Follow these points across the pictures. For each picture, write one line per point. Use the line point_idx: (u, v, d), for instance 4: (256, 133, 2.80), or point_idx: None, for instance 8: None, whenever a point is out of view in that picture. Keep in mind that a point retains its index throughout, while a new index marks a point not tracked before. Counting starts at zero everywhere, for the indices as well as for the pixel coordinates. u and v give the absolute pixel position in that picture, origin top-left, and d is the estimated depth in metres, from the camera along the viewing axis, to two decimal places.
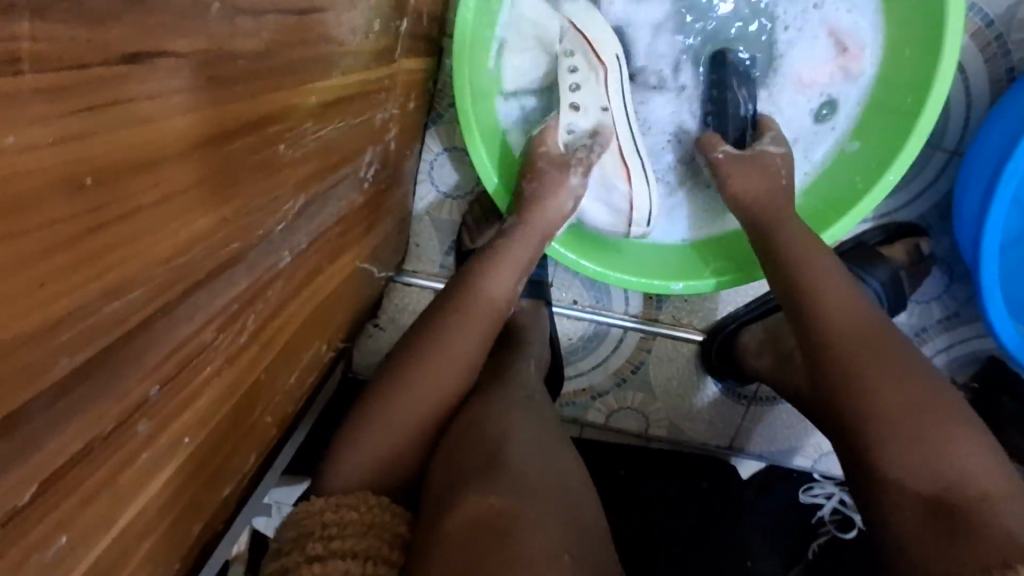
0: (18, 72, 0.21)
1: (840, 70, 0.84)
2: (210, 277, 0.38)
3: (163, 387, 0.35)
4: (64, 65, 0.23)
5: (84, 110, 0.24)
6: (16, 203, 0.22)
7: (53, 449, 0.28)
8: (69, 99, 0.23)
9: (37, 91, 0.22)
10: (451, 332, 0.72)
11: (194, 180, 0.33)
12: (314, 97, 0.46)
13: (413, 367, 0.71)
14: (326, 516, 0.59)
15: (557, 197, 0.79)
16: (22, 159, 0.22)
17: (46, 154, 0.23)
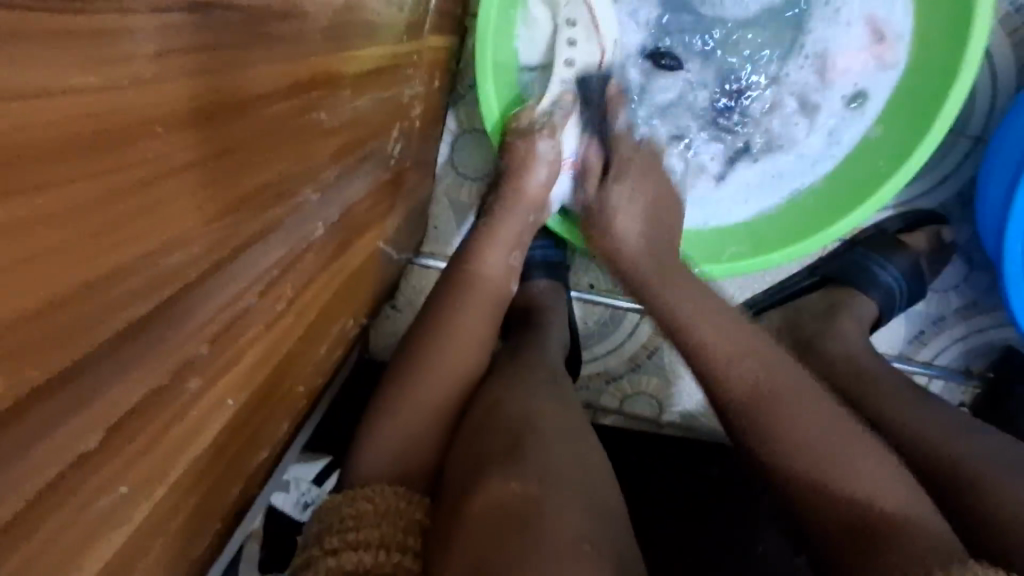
0: (108, 11, 0.23)
1: (872, 60, 0.81)
2: (255, 238, 0.38)
3: (210, 345, 0.36)
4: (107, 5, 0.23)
5: (156, 54, 0.26)
6: (103, 140, 0.24)
7: (116, 396, 0.28)
8: (144, 42, 0.25)
9: (121, 32, 0.24)
10: (456, 312, 0.72)
11: (243, 138, 0.33)
12: (353, 65, 0.46)
13: (433, 345, 0.70)
14: (343, 509, 0.59)
15: (530, 168, 0.79)
16: (109, 97, 0.24)
17: (130, 94, 0.25)
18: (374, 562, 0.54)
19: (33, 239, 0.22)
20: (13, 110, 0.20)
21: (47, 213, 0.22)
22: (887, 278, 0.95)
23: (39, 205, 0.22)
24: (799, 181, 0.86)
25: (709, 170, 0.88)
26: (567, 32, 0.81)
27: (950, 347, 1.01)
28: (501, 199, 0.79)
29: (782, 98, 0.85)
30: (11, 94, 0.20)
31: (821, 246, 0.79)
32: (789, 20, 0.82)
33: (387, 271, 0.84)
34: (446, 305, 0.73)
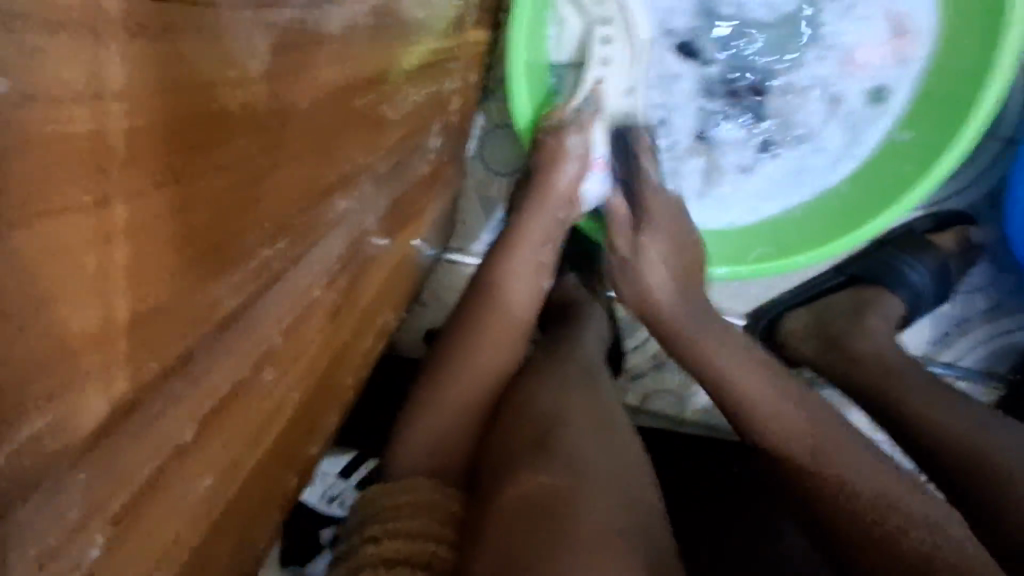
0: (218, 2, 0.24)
1: (892, 54, 0.77)
2: (325, 231, 0.38)
3: (286, 336, 0.36)
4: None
5: (262, 45, 0.26)
6: (214, 129, 0.24)
7: (212, 386, 0.29)
8: (245, 33, 0.25)
9: (230, 23, 0.24)
10: (485, 311, 0.70)
11: (324, 132, 0.33)
12: (410, 59, 0.46)
13: (467, 341, 0.69)
14: (381, 500, 0.60)
15: (558, 162, 0.73)
16: (221, 87, 0.24)
17: (241, 84, 0.26)
18: (411, 552, 0.54)
19: (159, 235, 0.23)
20: (146, 100, 0.21)
21: (171, 205, 0.23)
22: (915, 278, 0.94)
23: (163, 193, 0.22)
24: (822, 179, 0.81)
25: (730, 168, 0.84)
26: (602, 30, 0.78)
27: (974, 350, 1.00)
28: (529, 199, 0.74)
29: (800, 93, 0.81)
30: (146, 85, 0.21)
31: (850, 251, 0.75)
32: (806, 14, 0.78)
33: (420, 266, 0.84)
34: (478, 302, 0.71)
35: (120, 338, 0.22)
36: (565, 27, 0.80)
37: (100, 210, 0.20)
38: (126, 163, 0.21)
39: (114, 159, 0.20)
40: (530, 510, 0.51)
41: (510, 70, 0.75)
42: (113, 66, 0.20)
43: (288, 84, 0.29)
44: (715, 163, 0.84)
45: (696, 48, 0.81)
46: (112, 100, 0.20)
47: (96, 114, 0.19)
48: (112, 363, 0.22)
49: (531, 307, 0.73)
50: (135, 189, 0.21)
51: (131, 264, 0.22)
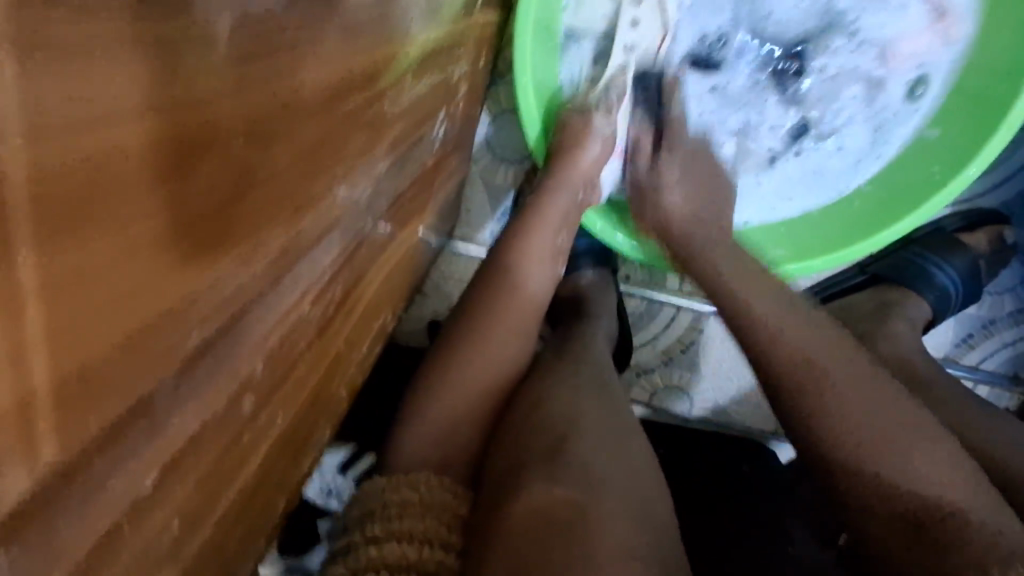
0: (190, 10, 0.20)
1: (936, 39, 0.70)
2: (314, 244, 0.35)
3: (267, 362, 0.33)
4: (160, 10, 0.19)
5: (242, 56, 0.23)
6: (180, 160, 0.21)
7: (176, 431, 0.26)
8: (228, 40, 0.22)
9: (203, 35, 0.21)
10: (494, 299, 0.64)
11: (306, 145, 0.29)
12: (413, 51, 0.43)
13: (482, 335, 0.62)
14: (387, 495, 0.54)
15: (583, 142, 0.69)
16: (193, 112, 0.21)
17: (217, 104, 0.22)
18: (417, 558, 0.49)
19: (103, 286, 0.19)
20: (61, 147, 0.17)
21: (104, 260, 0.19)
22: (943, 281, 0.89)
23: (115, 242, 0.19)
24: (846, 176, 0.76)
25: (755, 160, 0.78)
26: (631, 11, 0.72)
27: (1001, 353, 0.95)
28: (550, 177, 0.68)
29: (831, 85, 0.75)
30: (61, 127, 0.17)
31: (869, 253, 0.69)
32: (841, 2, 0.71)
33: (423, 258, 0.81)
34: (486, 292, 0.64)
35: (42, 414, 0.18)
36: None
37: (10, 279, 0.16)
38: (36, 224, 0.16)
39: (19, 218, 0.16)
40: (539, 531, 0.45)
41: (518, 70, 0.66)
42: (21, 108, 0.16)
43: (267, 87, 0.25)
44: (737, 159, 0.78)
45: (712, 53, 0.75)
46: (14, 154, 0.16)
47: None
48: (35, 443, 0.18)
49: (545, 296, 0.67)
50: (52, 249, 0.17)
51: (49, 332, 0.18)
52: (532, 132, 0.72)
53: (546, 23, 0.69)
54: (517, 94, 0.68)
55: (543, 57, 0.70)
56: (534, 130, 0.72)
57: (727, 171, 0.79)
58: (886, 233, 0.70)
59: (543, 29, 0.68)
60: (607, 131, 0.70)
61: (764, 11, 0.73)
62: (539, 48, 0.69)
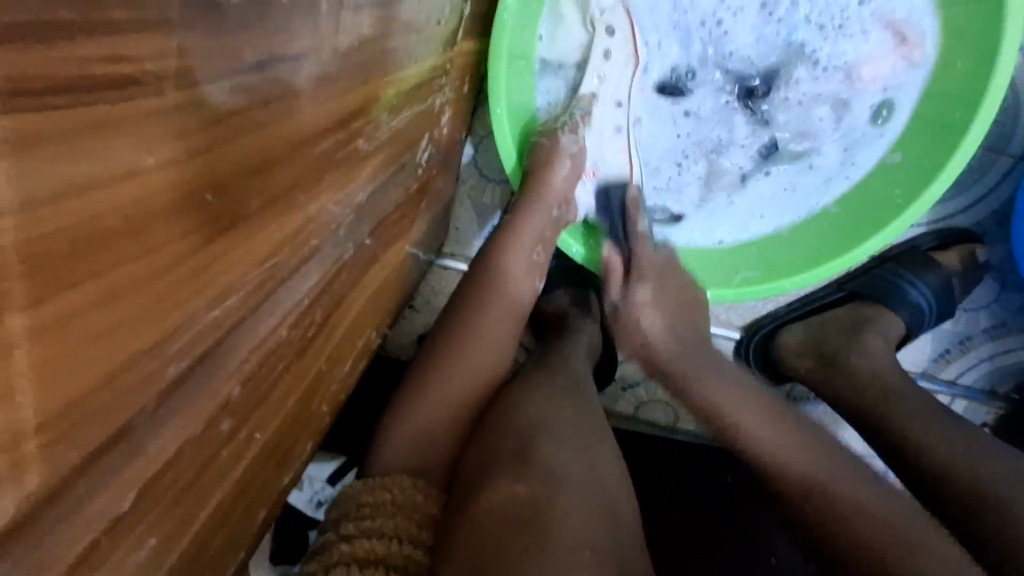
0: (162, 91, 0.21)
1: (899, 62, 0.74)
2: (292, 273, 0.37)
3: (245, 385, 0.35)
4: (128, 87, 0.20)
5: (219, 120, 0.24)
6: (151, 217, 0.23)
7: (155, 451, 0.28)
8: (207, 111, 0.24)
9: (178, 107, 0.22)
10: (469, 314, 0.66)
11: (283, 183, 0.31)
12: (391, 89, 0.45)
13: (461, 347, 0.65)
14: (362, 497, 0.57)
15: (552, 162, 0.71)
16: (161, 174, 0.22)
17: (183, 168, 0.23)
18: (385, 552, 0.51)
19: (80, 328, 0.21)
20: (47, 210, 0.19)
21: (73, 309, 0.21)
22: (915, 296, 0.91)
23: (82, 296, 0.21)
24: (816, 197, 0.79)
25: (728, 180, 0.81)
26: (604, 41, 0.74)
27: (977, 368, 0.96)
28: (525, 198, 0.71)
29: (800, 109, 0.78)
30: (46, 199, 0.18)
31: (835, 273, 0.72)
32: (802, 33, 0.76)
33: (411, 276, 0.83)
34: (466, 305, 0.67)
35: (29, 439, 0.21)
36: (563, 27, 0.75)
37: None
38: (26, 277, 0.18)
39: (11, 276, 0.18)
40: (504, 526, 0.48)
41: (492, 96, 0.70)
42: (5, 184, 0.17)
43: (239, 143, 0.26)
44: (712, 179, 0.82)
45: (680, 82, 0.79)
46: (4, 221, 0.17)
47: None
48: (23, 469, 0.21)
49: (521, 311, 0.69)
50: (45, 296, 0.19)
51: (30, 370, 0.20)
52: (509, 157, 0.75)
53: (519, 54, 0.72)
54: (493, 122, 0.71)
55: (518, 85, 0.74)
56: (512, 156, 0.75)
57: (703, 191, 0.82)
58: (852, 256, 0.73)
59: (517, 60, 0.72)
60: (573, 149, 0.73)
61: (726, 49, 0.77)
62: (512, 75, 0.72)
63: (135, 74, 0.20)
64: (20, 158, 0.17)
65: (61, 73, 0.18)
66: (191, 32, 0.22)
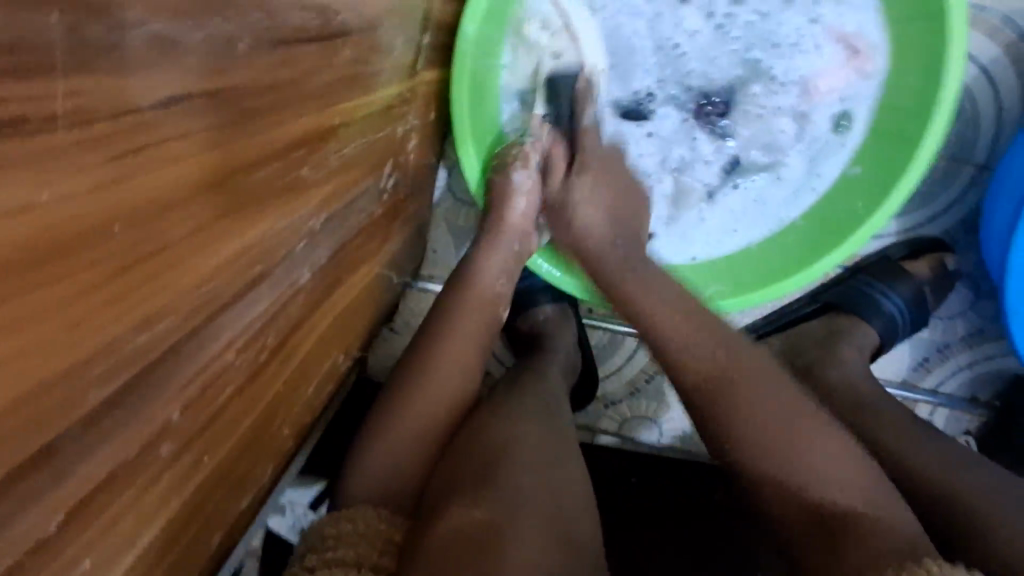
0: (55, 129, 0.21)
1: (852, 74, 0.76)
2: (233, 300, 0.38)
3: (185, 410, 0.36)
4: (17, 130, 0.20)
5: (119, 157, 0.24)
6: (52, 252, 0.22)
7: (82, 475, 0.29)
8: (104, 149, 0.24)
9: (75, 145, 0.22)
10: (437, 342, 0.67)
11: (212, 211, 0.32)
12: (338, 119, 0.47)
13: (428, 375, 0.66)
14: (325, 530, 0.57)
15: (507, 200, 0.72)
16: (57, 212, 0.22)
17: (82, 204, 0.23)
18: None
19: None
20: None
21: None
22: (890, 307, 0.90)
23: None
24: (782, 210, 0.80)
25: (697, 196, 0.82)
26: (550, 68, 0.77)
27: (956, 376, 0.94)
28: (485, 234, 0.72)
29: (761, 123, 0.80)
30: None
31: (802, 285, 0.74)
32: (760, 49, 0.77)
33: (385, 299, 0.84)
34: (436, 329, 0.68)
35: None
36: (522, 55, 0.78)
37: None
38: None
39: None
40: (459, 552, 0.48)
41: (455, 126, 0.72)
42: None
43: (148, 175, 0.26)
44: (681, 196, 0.83)
45: (641, 104, 0.81)
46: None
47: None
48: None
49: (486, 336, 0.70)
50: None
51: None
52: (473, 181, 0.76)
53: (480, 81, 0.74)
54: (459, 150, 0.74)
55: (480, 110, 0.76)
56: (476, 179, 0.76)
57: (671, 208, 0.83)
58: (816, 267, 0.74)
59: (478, 87, 0.74)
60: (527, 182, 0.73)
61: (686, 69, 0.79)
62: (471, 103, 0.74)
63: (23, 115, 0.20)
64: None
65: None
66: (92, 72, 0.22)
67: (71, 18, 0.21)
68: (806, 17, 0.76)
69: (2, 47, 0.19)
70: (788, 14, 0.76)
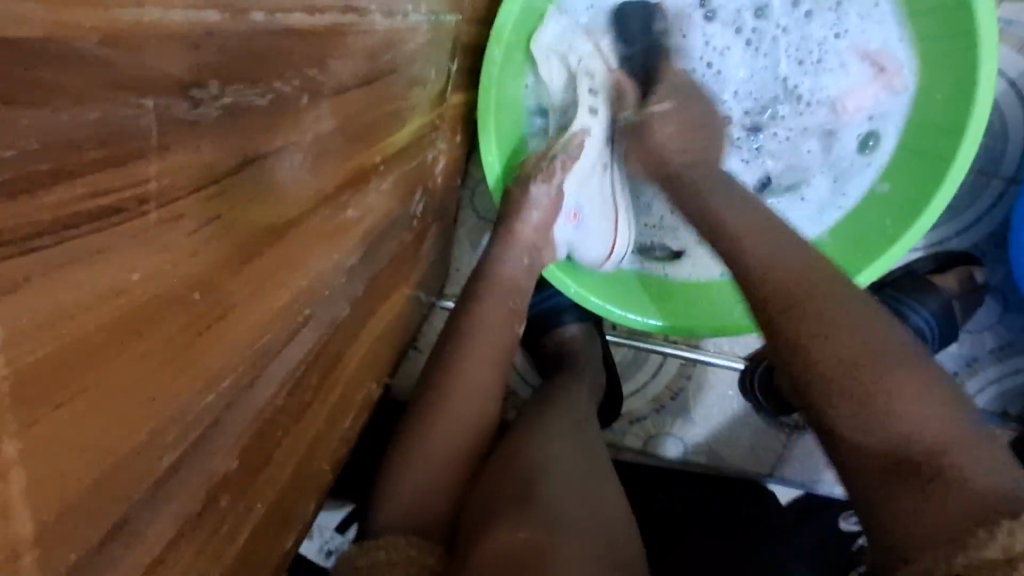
0: (145, 212, 0.22)
1: (881, 91, 0.75)
2: (285, 344, 0.38)
3: (241, 460, 0.36)
4: (110, 217, 0.20)
5: (197, 229, 0.25)
6: (135, 326, 0.23)
7: (152, 538, 0.29)
8: (185, 223, 0.24)
9: (159, 223, 0.23)
10: (461, 367, 0.66)
11: (272, 267, 0.32)
12: (379, 155, 0.46)
13: (452, 395, 0.65)
14: (360, 557, 0.56)
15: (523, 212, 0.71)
16: (130, 289, 0.22)
17: (160, 278, 0.23)
18: None
19: (70, 443, 0.21)
20: (29, 346, 0.18)
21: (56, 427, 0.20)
22: (918, 322, 0.87)
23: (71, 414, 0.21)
24: (810, 228, 0.80)
25: None
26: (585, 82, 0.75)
27: (986, 391, 0.93)
28: (504, 248, 0.71)
29: (789, 144, 0.80)
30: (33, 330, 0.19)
31: None
32: (786, 68, 0.77)
33: (411, 322, 0.84)
34: (460, 351, 0.67)
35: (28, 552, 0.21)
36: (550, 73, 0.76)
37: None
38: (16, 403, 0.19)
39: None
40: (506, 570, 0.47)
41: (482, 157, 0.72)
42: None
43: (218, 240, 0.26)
44: None
45: None
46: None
47: None
48: None
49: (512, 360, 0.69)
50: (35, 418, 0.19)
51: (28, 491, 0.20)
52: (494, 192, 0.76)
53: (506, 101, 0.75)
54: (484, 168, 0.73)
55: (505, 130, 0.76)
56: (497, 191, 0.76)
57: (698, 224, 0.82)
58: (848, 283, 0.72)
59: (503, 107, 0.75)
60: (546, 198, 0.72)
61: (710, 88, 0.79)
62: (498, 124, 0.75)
63: (114, 206, 0.20)
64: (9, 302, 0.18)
65: (46, 216, 0.18)
66: (174, 152, 0.22)
67: (170, 100, 0.22)
68: (830, 36, 0.75)
69: (96, 142, 0.19)
70: (813, 34, 0.76)
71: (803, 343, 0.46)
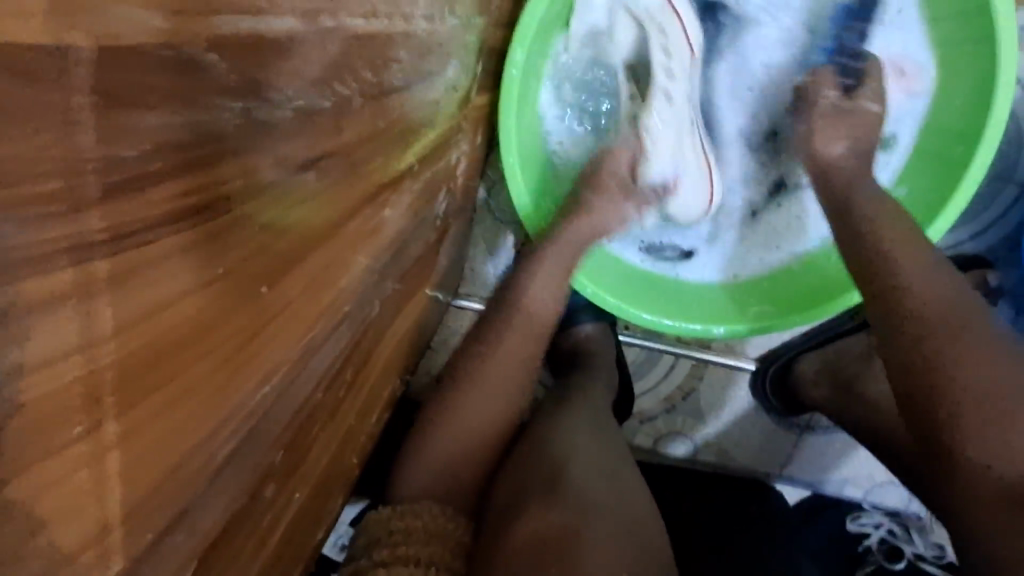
0: (231, 211, 0.26)
1: (897, 94, 0.76)
2: (325, 342, 0.39)
3: (284, 453, 0.37)
4: (207, 215, 0.25)
5: (262, 226, 0.28)
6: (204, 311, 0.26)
7: (206, 525, 0.30)
8: (256, 223, 0.27)
9: (241, 223, 0.27)
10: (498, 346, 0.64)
11: (318, 266, 0.33)
12: (413, 156, 0.47)
13: (487, 369, 0.64)
14: (392, 522, 0.56)
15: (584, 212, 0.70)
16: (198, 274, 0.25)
17: (231, 269, 0.27)
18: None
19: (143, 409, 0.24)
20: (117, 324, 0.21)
21: None
22: None
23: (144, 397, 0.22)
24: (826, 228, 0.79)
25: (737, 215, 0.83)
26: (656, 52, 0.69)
27: None
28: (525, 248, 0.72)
29: None
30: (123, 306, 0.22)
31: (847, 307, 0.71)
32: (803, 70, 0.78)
33: (430, 321, 0.84)
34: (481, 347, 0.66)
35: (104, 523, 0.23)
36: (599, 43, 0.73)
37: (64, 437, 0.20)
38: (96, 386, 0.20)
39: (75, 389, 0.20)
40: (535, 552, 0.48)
41: (502, 149, 0.70)
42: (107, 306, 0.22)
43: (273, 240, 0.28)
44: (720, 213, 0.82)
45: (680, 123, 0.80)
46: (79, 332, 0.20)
47: (89, 344, 0.21)
48: None
49: None
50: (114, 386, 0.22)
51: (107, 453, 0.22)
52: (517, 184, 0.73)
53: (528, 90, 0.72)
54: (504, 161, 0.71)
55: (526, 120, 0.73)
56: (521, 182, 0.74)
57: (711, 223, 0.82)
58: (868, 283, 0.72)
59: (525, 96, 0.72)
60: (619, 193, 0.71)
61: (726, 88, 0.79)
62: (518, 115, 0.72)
63: (207, 205, 0.25)
64: (121, 287, 0.22)
65: (153, 213, 0.22)
66: (256, 157, 0.26)
67: (243, 106, 0.25)
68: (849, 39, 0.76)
69: (193, 148, 0.23)
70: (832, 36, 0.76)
71: (943, 358, 0.46)
